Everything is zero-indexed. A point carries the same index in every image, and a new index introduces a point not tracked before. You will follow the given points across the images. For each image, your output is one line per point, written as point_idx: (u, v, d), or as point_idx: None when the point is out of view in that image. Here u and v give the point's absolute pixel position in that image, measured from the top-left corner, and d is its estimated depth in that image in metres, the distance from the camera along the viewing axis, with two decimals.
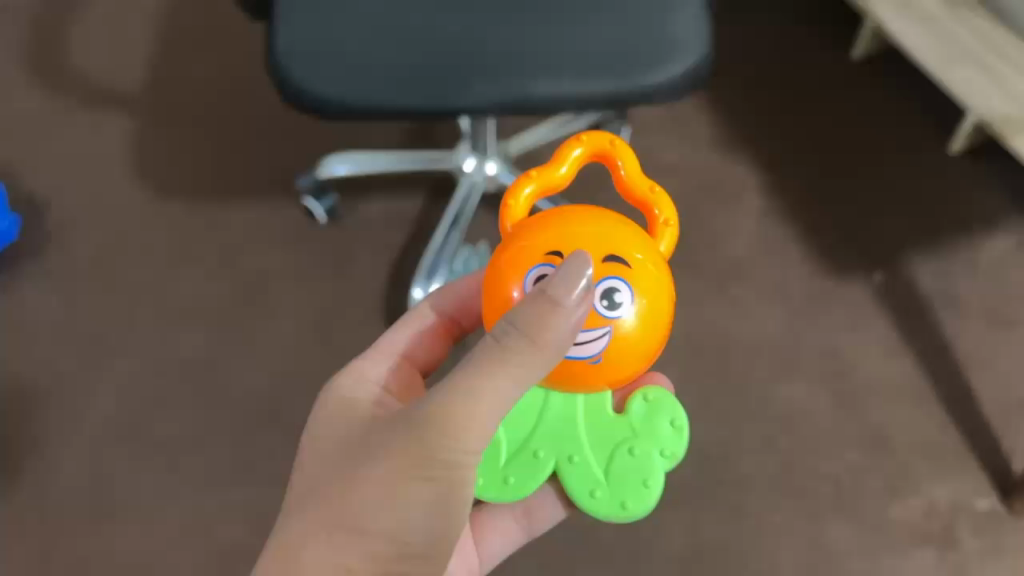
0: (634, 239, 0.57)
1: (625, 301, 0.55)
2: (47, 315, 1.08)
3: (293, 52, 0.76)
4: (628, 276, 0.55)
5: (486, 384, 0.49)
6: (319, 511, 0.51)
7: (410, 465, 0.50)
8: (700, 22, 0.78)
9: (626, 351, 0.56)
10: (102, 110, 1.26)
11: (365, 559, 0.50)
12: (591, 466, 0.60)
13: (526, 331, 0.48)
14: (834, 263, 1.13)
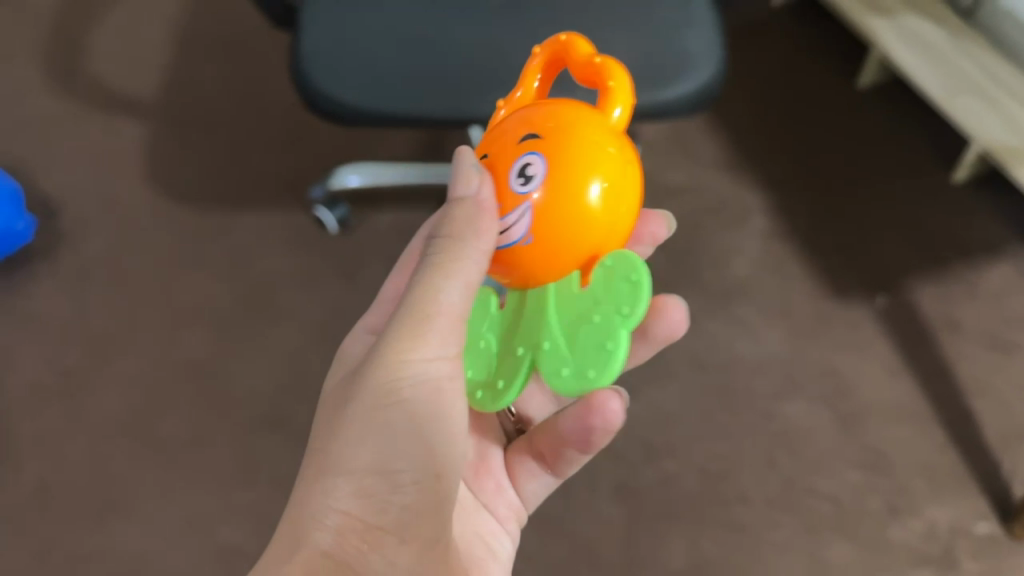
0: (564, 115, 0.50)
1: (537, 174, 0.49)
2: (61, 315, 1.11)
3: (314, 56, 0.74)
4: (542, 146, 0.49)
5: (423, 292, 0.49)
6: (312, 466, 0.49)
7: (386, 393, 0.49)
8: (712, 38, 0.78)
9: (559, 219, 0.49)
10: (122, 116, 1.29)
11: (354, 494, 0.47)
12: (559, 345, 0.50)
13: (446, 233, 0.50)
14: (837, 286, 1.14)
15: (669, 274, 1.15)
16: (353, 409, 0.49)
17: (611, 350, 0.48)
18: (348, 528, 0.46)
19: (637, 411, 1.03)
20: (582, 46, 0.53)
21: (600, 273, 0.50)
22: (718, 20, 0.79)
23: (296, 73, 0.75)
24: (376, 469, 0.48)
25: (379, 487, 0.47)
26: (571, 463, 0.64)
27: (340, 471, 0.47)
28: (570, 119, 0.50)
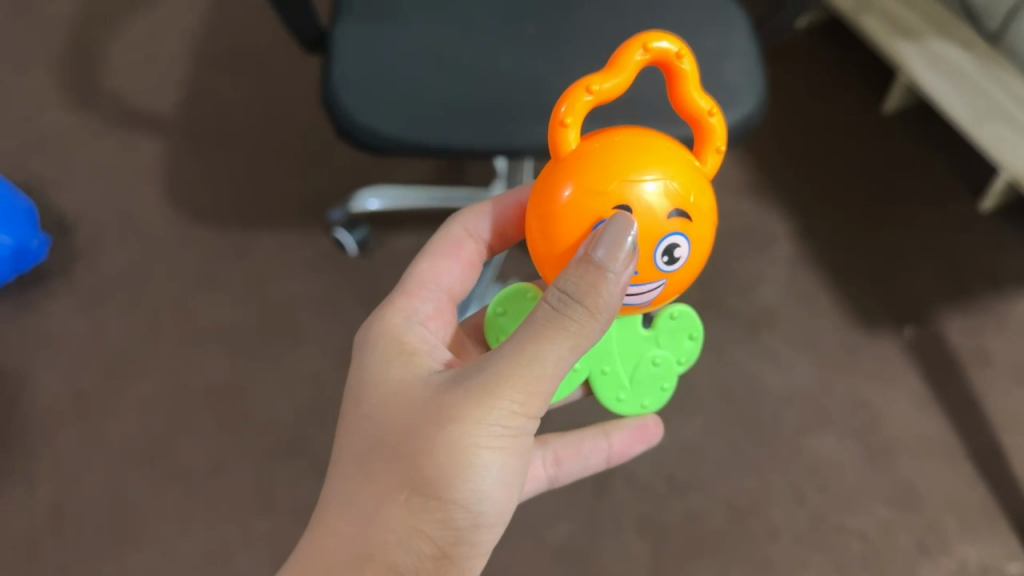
0: (693, 180, 0.52)
1: (683, 257, 0.52)
2: (77, 334, 1.10)
3: (346, 81, 0.72)
4: (690, 229, 0.52)
5: (538, 345, 0.50)
6: (395, 476, 0.52)
7: (484, 435, 0.51)
8: (753, 71, 0.76)
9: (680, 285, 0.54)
10: (140, 132, 1.28)
11: (437, 527, 0.52)
12: (619, 372, 0.62)
13: (582, 298, 0.49)
14: (864, 316, 1.12)
15: (695, 301, 1.13)
16: (451, 441, 0.51)
17: (665, 390, 0.63)
18: (426, 554, 0.52)
19: (664, 443, 1.02)
20: (701, 96, 0.52)
21: (666, 323, 0.62)
22: (758, 53, 0.78)
23: (327, 99, 0.73)
24: (458, 504, 0.52)
25: (461, 523, 0.53)
26: (590, 461, 0.74)
27: (427, 498, 0.51)
28: (701, 187, 0.52)
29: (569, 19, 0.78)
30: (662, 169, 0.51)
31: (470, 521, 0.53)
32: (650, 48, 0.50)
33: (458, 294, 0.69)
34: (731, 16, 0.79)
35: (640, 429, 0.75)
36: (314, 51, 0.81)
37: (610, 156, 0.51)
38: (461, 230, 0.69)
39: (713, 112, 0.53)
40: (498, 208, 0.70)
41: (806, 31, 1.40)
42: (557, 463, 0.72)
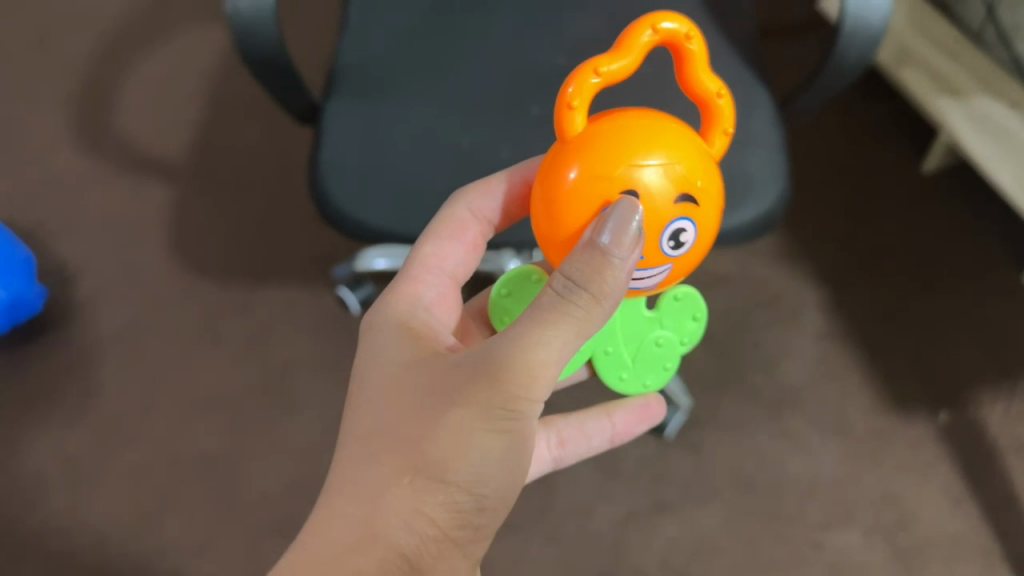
0: (702, 164, 0.46)
1: (690, 242, 0.46)
2: (72, 396, 1.06)
3: (335, 169, 0.67)
4: (698, 215, 0.46)
5: (549, 322, 0.46)
6: (395, 460, 0.47)
7: (488, 416, 0.47)
8: (778, 158, 0.69)
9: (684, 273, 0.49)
10: (146, 178, 1.24)
11: (443, 512, 0.47)
12: (621, 353, 0.60)
13: (587, 287, 0.45)
14: (897, 398, 1.05)
15: (716, 377, 1.07)
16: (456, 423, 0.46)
17: (668, 370, 0.60)
18: (430, 539, 0.47)
19: (676, 537, 0.96)
20: (709, 79, 0.47)
21: (670, 304, 0.59)
22: (784, 139, 0.70)
23: (314, 188, 0.68)
24: (462, 489, 0.47)
25: (467, 508, 0.48)
26: (593, 442, 0.70)
27: (429, 481, 0.47)
28: (710, 171, 0.46)
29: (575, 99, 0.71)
30: (670, 149, 0.45)
31: (474, 504, 0.48)
32: (659, 28, 0.45)
33: (463, 276, 0.61)
34: (755, 96, 0.71)
35: (643, 407, 0.72)
36: (307, 123, 0.75)
37: (618, 135, 0.45)
38: (466, 208, 0.59)
39: (721, 94, 0.48)
40: (509, 187, 0.59)
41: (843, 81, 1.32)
42: (562, 443, 0.69)
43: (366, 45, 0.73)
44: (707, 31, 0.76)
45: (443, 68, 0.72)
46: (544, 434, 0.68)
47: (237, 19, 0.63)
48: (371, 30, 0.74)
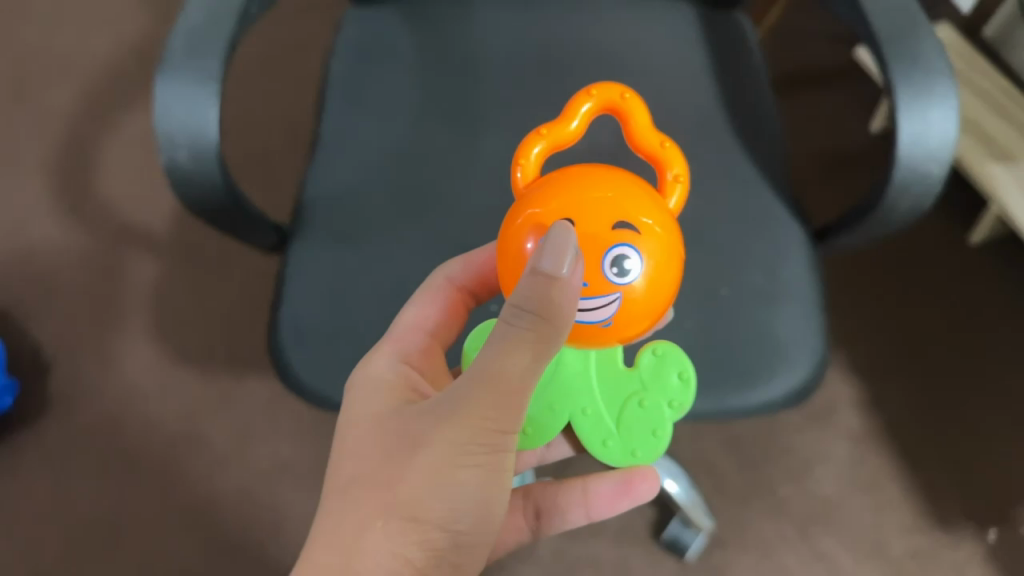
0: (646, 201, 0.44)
1: (635, 269, 0.42)
2: (41, 499, 0.99)
3: (296, 331, 0.59)
4: (642, 242, 0.42)
5: (513, 359, 0.42)
6: (365, 506, 0.44)
7: (458, 453, 0.44)
8: (813, 317, 0.59)
9: (640, 313, 0.44)
10: (128, 248, 1.16)
11: (418, 550, 0.45)
12: (602, 415, 0.53)
13: (536, 312, 0.41)
14: (940, 513, 0.96)
15: (739, 484, 0.98)
16: (430, 463, 0.44)
17: (659, 436, 0.53)
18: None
19: None
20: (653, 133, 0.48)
21: (648, 361, 0.54)
22: (821, 291, 0.61)
23: (273, 351, 0.59)
24: (436, 527, 0.45)
25: (441, 543, 0.46)
26: (570, 513, 0.61)
27: (404, 521, 0.44)
28: (659, 210, 0.44)
29: None
30: (612, 187, 0.44)
31: (450, 540, 0.46)
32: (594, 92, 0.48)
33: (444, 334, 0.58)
34: (787, 234, 0.62)
35: (622, 483, 0.59)
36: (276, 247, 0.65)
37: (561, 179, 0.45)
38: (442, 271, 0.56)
39: (666, 143, 0.48)
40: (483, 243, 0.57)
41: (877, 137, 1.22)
42: (540, 515, 0.62)
43: (339, 171, 0.65)
44: (732, 144, 0.66)
45: (426, 201, 0.64)
46: (519, 506, 0.62)
47: (176, 172, 0.54)
48: (346, 151, 0.65)
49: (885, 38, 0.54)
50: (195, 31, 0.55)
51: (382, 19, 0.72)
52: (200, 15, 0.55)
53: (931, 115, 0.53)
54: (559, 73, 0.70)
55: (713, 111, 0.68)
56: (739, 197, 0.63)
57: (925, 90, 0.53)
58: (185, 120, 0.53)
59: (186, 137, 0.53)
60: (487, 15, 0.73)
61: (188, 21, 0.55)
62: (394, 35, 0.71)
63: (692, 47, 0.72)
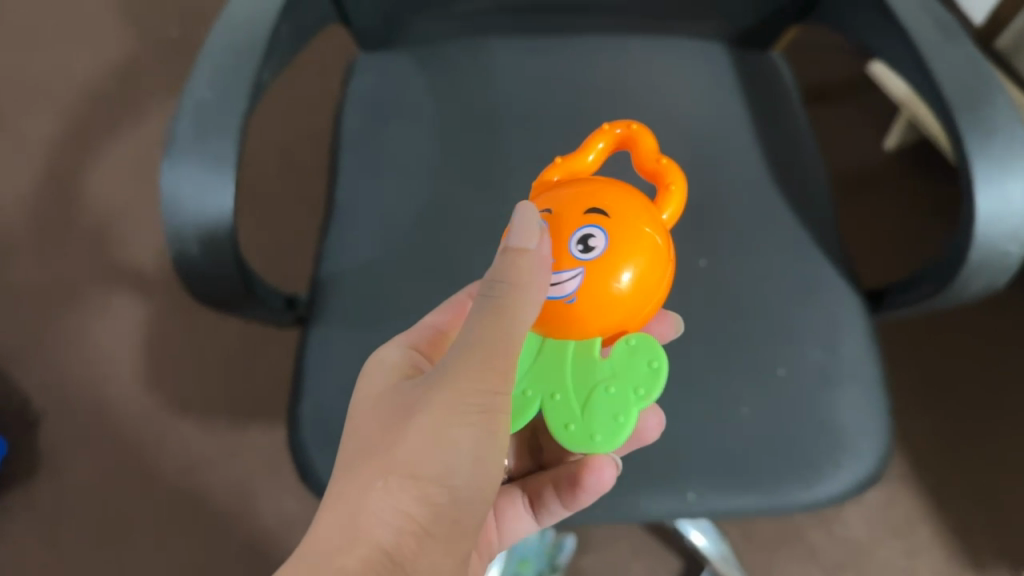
0: (626, 196, 0.44)
1: (596, 245, 0.42)
2: (36, 563, 0.94)
3: (324, 424, 0.55)
4: (610, 225, 0.42)
5: (502, 325, 0.40)
6: (363, 472, 0.40)
7: (455, 409, 0.41)
8: (876, 397, 0.56)
9: (606, 301, 0.43)
10: (118, 288, 1.10)
11: (420, 507, 0.40)
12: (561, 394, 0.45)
13: (508, 277, 0.40)
14: (974, 557, 0.93)
15: (767, 530, 0.94)
16: (427, 422, 0.41)
17: (623, 422, 0.44)
18: (407, 533, 0.39)
19: None
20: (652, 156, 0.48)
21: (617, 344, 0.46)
22: (880, 367, 0.57)
23: (294, 444, 0.55)
24: (438, 483, 0.40)
25: (443, 502, 0.41)
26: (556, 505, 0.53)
27: (403, 479, 0.40)
28: (640, 207, 0.44)
29: None
30: (593, 186, 0.45)
31: (451, 499, 0.41)
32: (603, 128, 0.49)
33: None
34: (843, 305, 0.58)
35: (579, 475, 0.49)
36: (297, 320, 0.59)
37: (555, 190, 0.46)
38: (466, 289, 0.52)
39: (660, 160, 0.48)
40: None
41: (892, 153, 1.17)
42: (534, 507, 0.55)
43: (361, 245, 0.60)
44: (776, 203, 0.62)
45: (454, 272, 0.59)
46: (513, 498, 0.56)
47: (186, 265, 0.49)
48: (365, 220, 0.61)
49: (956, 102, 0.50)
50: (203, 105, 0.49)
51: (398, 70, 0.68)
52: (208, 87, 0.50)
53: (1009, 186, 0.48)
54: (588, 123, 0.66)
55: (754, 165, 0.64)
56: (788, 266, 0.60)
57: (1003, 161, 0.49)
58: (195, 210, 0.48)
59: (197, 227, 0.48)
60: (508, 64, 0.68)
61: (195, 94, 0.50)
62: (412, 89, 0.67)
63: (728, 91, 0.67)
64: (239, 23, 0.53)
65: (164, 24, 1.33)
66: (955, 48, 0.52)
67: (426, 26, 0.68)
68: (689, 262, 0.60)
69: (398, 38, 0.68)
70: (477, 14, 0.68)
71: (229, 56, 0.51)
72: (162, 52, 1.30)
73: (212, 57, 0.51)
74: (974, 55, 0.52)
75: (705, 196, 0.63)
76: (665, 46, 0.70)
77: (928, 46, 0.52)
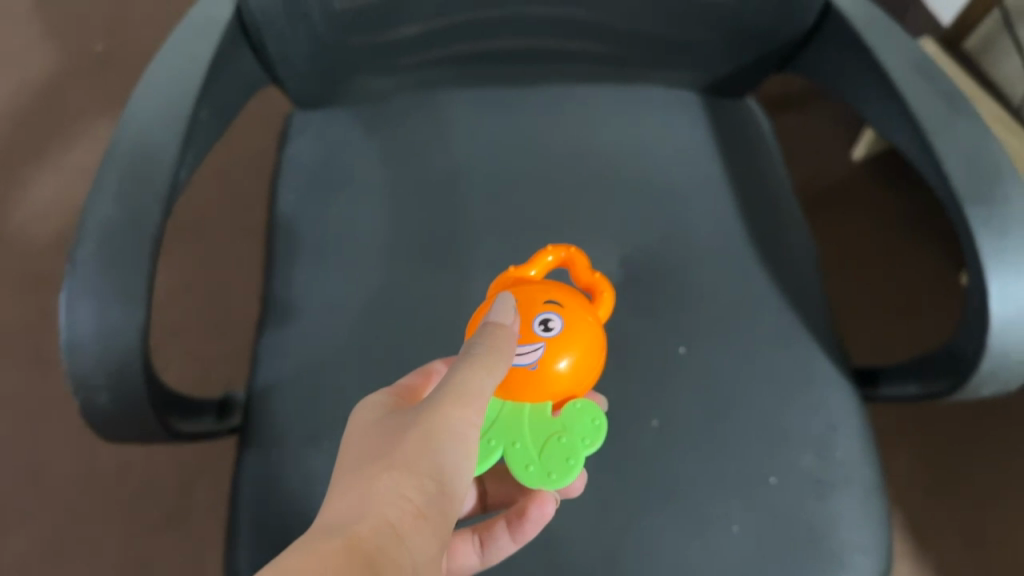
0: (573, 294, 0.42)
1: (556, 327, 0.40)
2: None
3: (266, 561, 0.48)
4: (567, 313, 0.41)
5: (487, 372, 0.37)
6: (362, 469, 0.36)
7: (455, 415, 0.36)
8: (875, 505, 0.51)
9: (552, 383, 0.40)
10: (47, 336, 1.02)
11: (421, 498, 0.35)
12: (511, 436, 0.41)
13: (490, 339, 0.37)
14: None
15: None
16: (424, 426, 0.36)
17: (573, 466, 0.41)
18: (408, 517, 0.34)
19: None
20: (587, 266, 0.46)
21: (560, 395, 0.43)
22: (878, 468, 0.52)
23: None
24: (436, 479, 0.36)
25: (443, 505, 0.36)
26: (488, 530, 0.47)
27: (403, 470, 0.35)
28: (587, 304, 0.42)
29: None
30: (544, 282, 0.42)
31: (450, 501, 0.36)
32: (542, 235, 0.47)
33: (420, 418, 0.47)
34: (834, 400, 0.53)
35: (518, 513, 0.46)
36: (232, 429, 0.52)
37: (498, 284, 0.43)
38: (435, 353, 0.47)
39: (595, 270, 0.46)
40: None
41: (861, 165, 1.10)
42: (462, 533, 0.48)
43: (304, 346, 0.54)
44: (760, 278, 0.57)
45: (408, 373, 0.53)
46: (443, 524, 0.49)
47: (94, 414, 0.41)
48: (306, 316, 0.55)
49: (965, 194, 0.45)
50: (108, 223, 0.41)
51: (342, 135, 0.61)
52: (113, 197, 0.42)
53: None
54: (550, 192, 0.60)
55: (735, 236, 0.59)
56: (773, 354, 0.55)
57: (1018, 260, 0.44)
58: (100, 352, 0.40)
59: (105, 373, 0.40)
60: (464, 126, 0.62)
61: (97, 208, 0.42)
62: (356, 156, 0.60)
63: (703, 154, 0.62)
64: (151, 114, 0.46)
65: (88, 41, 1.23)
66: (964, 127, 0.47)
67: (372, 82, 0.61)
68: (668, 352, 0.55)
69: (339, 97, 0.61)
70: (427, 69, 0.61)
71: (138, 155, 0.44)
72: (86, 72, 1.20)
73: (117, 159, 0.44)
74: (983, 133, 0.47)
75: (682, 274, 0.57)
76: (634, 100, 0.64)
77: (932, 123, 0.47)
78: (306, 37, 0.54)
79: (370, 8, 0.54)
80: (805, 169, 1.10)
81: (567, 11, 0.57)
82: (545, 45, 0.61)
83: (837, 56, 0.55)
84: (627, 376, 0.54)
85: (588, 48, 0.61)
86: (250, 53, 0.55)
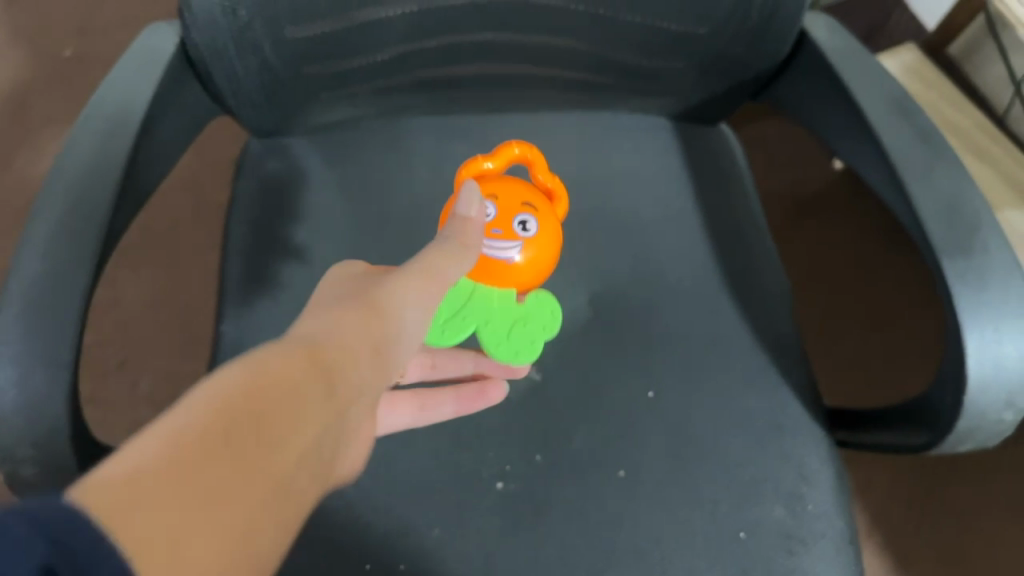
0: (541, 198, 0.51)
1: (534, 227, 0.49)
2: None
3: None
4: (539, 215, 0.49)
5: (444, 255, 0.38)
6: (342, 302, 0.34)
7: (423, 296, 0.37)
8: (848, 559, 0.49)
9: (523, 268, 0.49)
10: None
11: (380, 336, 0.33)
12: (495, 317, 0.51)
13: (455, 239, 0.40)
14: None
15: None
16: (392, 285, 0.35)
17: (535, 348, 0.51)
18: (366, 337, 0.32)
19: None
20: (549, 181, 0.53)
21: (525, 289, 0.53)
22: (852, 519, 0.50)
23: None
24: (392, 341, 0.33)
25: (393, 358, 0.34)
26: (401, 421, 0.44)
27: (376, 303, 0.34)
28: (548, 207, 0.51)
29: (550, 468, 0.50)
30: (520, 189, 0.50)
31: (397, 360, 0.34)
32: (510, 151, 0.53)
33: None
34: (807, 447, 0.51)
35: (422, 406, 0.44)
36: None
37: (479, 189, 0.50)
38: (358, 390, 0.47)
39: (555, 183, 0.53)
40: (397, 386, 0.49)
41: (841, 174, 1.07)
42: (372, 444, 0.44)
43: None
44: (732, 317, 0.56)
45: None
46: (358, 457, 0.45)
47: (21, 484, 0.39)
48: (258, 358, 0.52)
49: (941, 245, 0.43)
50: (35, 283, 0.39)
51: (300, 166, 0.59)
52: (41, 254, 0.40)
53: (1006, 344, 0.41)
54: None
55: (707, 274, 0.57)
56: (744, 400, 0.53)
57: (998, 316, 0.42)
58: (26, 424, 0.38)
59: (30, 444, 0.38)
60: (425, 156, 0.60)
61: (25, 267, 0.40)
62: (316, 189, 0.58)
63: (675, 188, 0.60)
64: (85, 161, 0.43)
65: (57, 46, 1.20)
66: (941, 171, 0.45)
67: (330, 112, 0.59)
68: (636, 396, 0.53)
69: (296, 128, 0.59)
70: (388, 97, 0.59)
71: (69, 208, 0.42)
72: (54, 78, 1.17)
73: (47, 211, 0.42)
74: (961, 178, 0.45)
75: (652, 313, 0.55)
76: (602, 130, 0.62)
77: (906, 167, 0.45)
78: (257, 70, 0.52)
79: (324, 39, 0.52)
80: (786, 177, 1.07)
81: (531, 40, 0.55)
82: (510, 73, 0.58)
83: (812, 90, 0.54)
84: (593, 423, 0.52)
85: (555, 75, 0.59)
86: (198, 86, 0.53)
